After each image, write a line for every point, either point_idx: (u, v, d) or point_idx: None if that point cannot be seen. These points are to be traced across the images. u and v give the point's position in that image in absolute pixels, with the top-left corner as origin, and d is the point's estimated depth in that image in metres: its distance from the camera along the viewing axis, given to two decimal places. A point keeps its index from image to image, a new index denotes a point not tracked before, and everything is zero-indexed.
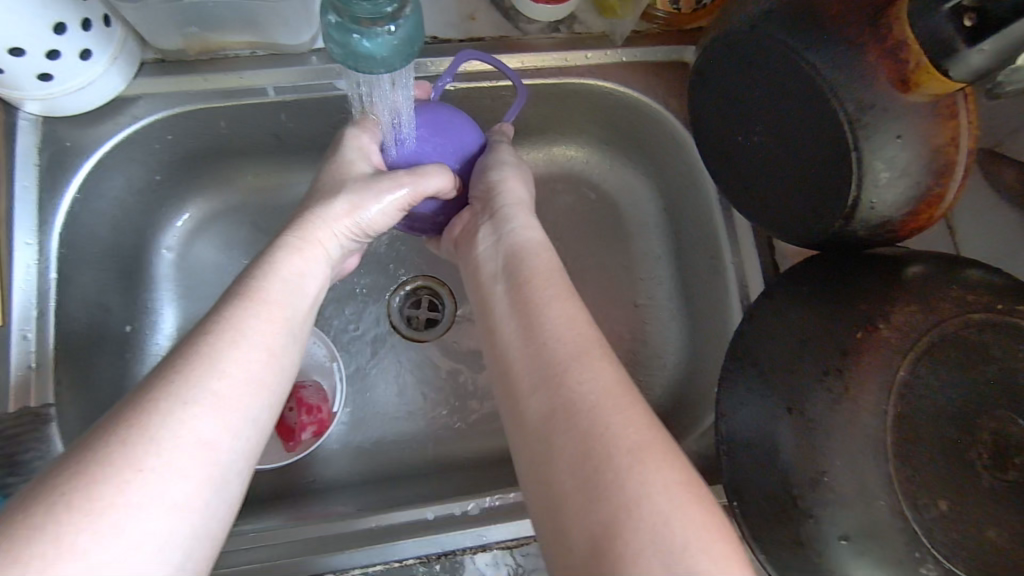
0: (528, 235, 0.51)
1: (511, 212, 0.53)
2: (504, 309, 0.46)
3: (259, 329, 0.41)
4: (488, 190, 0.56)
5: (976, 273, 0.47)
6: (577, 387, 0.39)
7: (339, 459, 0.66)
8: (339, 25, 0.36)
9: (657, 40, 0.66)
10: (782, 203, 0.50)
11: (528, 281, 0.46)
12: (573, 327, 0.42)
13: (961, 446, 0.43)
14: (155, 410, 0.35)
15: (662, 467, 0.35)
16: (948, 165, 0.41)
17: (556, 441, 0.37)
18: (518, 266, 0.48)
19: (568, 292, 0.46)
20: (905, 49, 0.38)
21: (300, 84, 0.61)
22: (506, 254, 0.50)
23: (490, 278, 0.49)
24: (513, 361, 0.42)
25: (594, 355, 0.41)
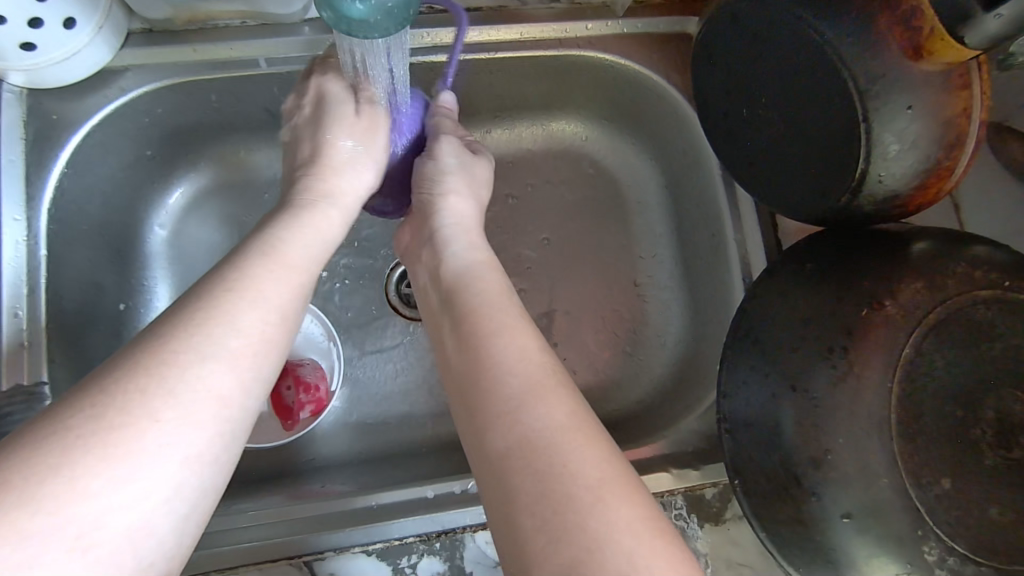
0: (473, 260, 0.49)
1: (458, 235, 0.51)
2: (453, 346, 0.43)
3: (275, 289, 0.40)
4: (428, 206, 0.53)
5: (982, 248, 0.46)
6: (529, 423, 0.36)
7: (337, 437, 0.66)
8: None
9: (658, 11, 0.64)
10: (788, 178, 0.48)
11: (477, 312, 0.43)
12: (528, 358, 0.40)
13: (966, 424, 0.43)
14: (175, 360, 0.34)
15: (626, 508, 0.33)
16: (959, 138, 0.40)
17: (511, 484, 0.35)
18: (464, 295, 0.45)
19: (515, 318, 0.43)
20: (919, 15, 0.37)
21: (293, 56, 0.59)
22: (452, 280, 0.48)
23: (443, 307, 0.47)
24: (463, 400, 0.40)
25: (551, 386, 0.38)
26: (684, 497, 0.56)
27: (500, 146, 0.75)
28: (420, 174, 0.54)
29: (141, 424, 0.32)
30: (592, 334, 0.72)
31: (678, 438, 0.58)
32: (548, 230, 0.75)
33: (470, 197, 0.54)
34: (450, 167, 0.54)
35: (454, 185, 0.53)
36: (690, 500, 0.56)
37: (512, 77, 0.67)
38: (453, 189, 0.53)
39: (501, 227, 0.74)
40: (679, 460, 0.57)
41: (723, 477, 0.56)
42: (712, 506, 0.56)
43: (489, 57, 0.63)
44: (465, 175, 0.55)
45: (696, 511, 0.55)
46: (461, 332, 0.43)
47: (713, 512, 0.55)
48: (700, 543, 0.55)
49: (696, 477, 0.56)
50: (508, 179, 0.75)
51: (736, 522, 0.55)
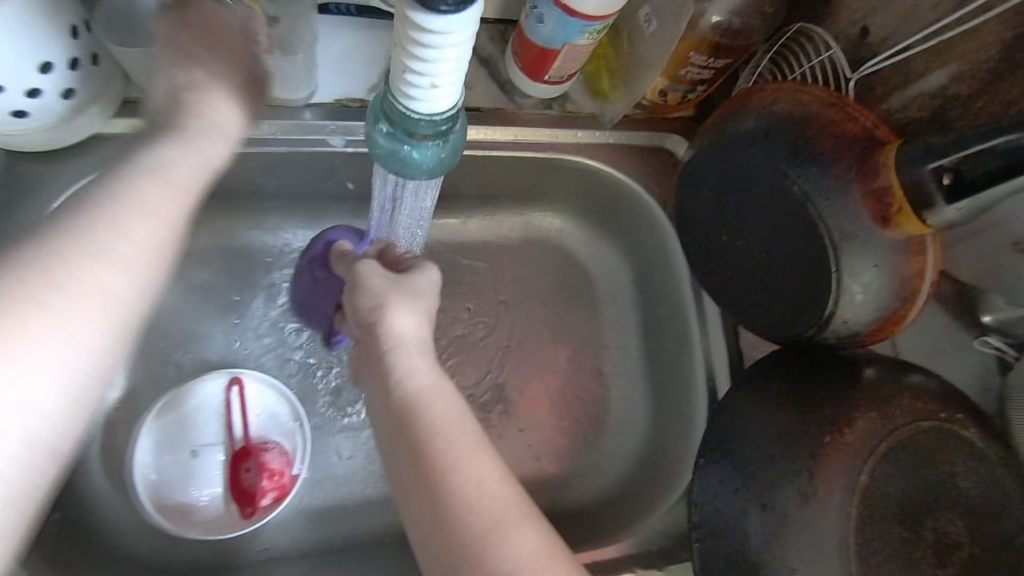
0: (418, 381, 0.47)
1: (400, 356, 0.48)
2: (408, 478, 0.42)
3: (160, 207, 0.38)
4: (372, 333, 0.50)
5: (923, 378, 0.52)
6: (502, 558, 0.38)
7: (294, 526, 0.63)
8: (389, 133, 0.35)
9: (641, 126, 0.69)
10: (762, 303, 0.53)
11: (429, 441, 0.43)
12: (489, 486, 0.41)
13: (913, 545, 0.47)
14: (39, 278, 0.34)
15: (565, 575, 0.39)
16: (914, 294, 0.45)
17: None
18: (413, 422, 0.44)
19: (466, 438, 0.43)
20: (888, 194, 0.42)
21: (292, 137, 0.61)
22: (396, 406, 0.46)
23: (388, 436, 0.45)
24: (424, 535, 0.40)
25: (513, 517, 0.40)
26: None
27: (480, 231, 0.77)
28: (353, 307, 0.53)
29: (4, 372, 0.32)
30: (558, 421, 0.73)
31: (643, 536, 0.61)
32: (521, 315, 0.77)
33: (414, 309, 0.51)
34: (379, 288, 0.52)
35: (390, 301, 0.51)
36: None
37: (500, 171, 0.70)
38: (392, 309, 0.51)
39: (475, 309, 0.76)
40: (643, 559, 0.59)
41: None
42: None
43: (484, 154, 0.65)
44: (400, 291, 0.52)
45: None
46: (414, 463, 0.42)
47: None
48: None
49: None
50: (484, 262, 0.77)
51: None
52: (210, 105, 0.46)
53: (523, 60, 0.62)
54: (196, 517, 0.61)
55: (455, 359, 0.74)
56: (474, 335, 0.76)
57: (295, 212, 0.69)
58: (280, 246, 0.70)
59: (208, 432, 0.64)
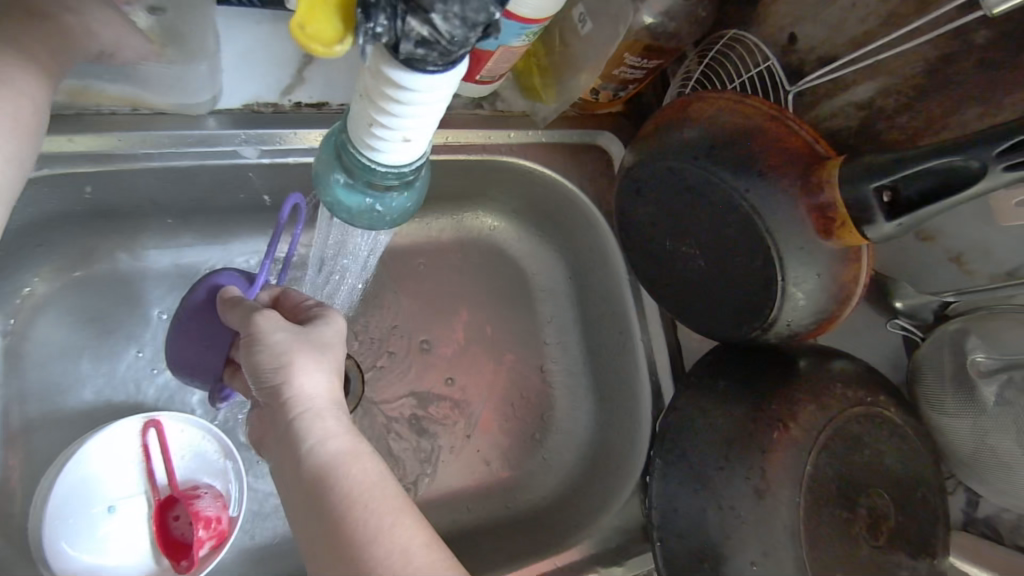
0: (332, 451, 0.42)
1: (308, 424, 0.43)
2: (326, 558, 0.39)
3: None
4: (275, 397, 0.45)
5: (852, 365, 0.56)
6: None
7: (236, 569, 0.59)
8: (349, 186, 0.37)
9: (573, 123, 0.68)
10: (707, 306, 0.55)
11: (347, 515, 0.39)
12: (418, 560, 0.38)
13: (850, 523, 0.52)
14: None
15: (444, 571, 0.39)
16: (850, 298, 0.48)
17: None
18: (328, 496, 0.40)
19: (388, 509, 0.40)
20: (830, 207, 0.44)
21: (192, 150, 0.53)
22: (307, 482, 0.41)
23: (301, 515, 0.41)
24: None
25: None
26: None
27: (409, 235, 0.73)
28: (249, 365, 0.45)
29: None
30: (504, 425, 0.73)
31: (601, 535, 0.62)
32: (459, 320, 0.75)
33: (321, 365, 0.46)
34: (281, 344, 0.45)
35: (293, 358, 0.45)
36: None
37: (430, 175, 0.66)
38: (297, 366, 0.45)
39: (412, 317, 0.73)
40: (603, 558, 0.61)
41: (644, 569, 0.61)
42: None
43: None
44: (303, 343, 0.46)
45: None
46: (331, 541, 0.39)
47: None
48: None
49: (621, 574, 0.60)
50: (417, 268, 0.74)
51: None
52: (3, 78, 0.42)
53: None
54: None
55: (394, 373, 0.71)
56: (411, 343, 0.73)
57: (205, 229, 0.62)
58: (189, 266, 0.63)
59: (128, 481, 0.57)
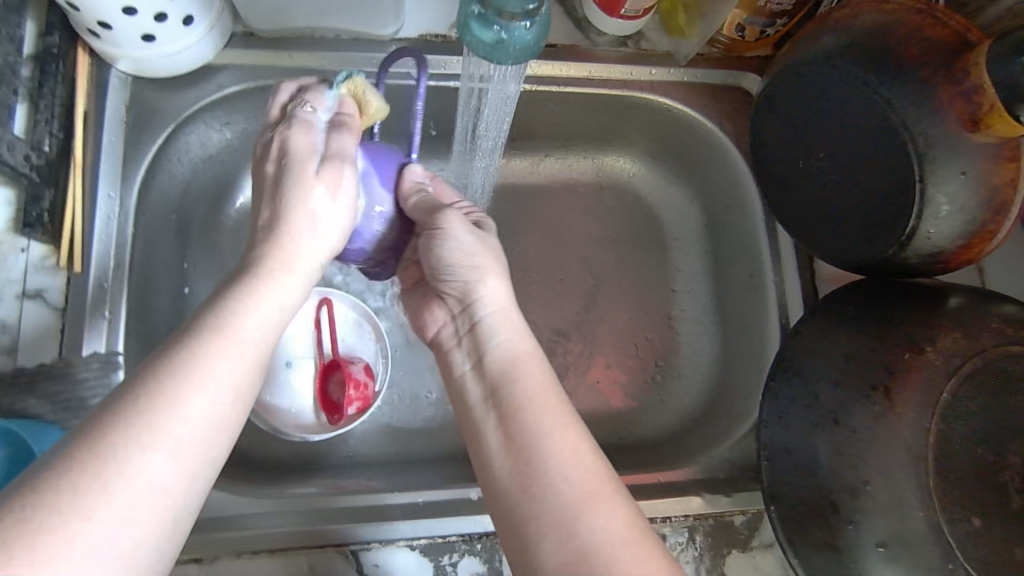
0: (514, 351, 0.47)
1: (490, 326, 0.49)
2: (498, 443, 0.43)
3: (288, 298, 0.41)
4: (461, 303, 0.51)
5: (1011, 307, 0.50)
6: (592, 539, 0.38)
7: (374, 435, 0.68)
8: (481, 16, 0.41)
9: (717, 64, 0.70)
10: (836, 228, 0.53)
11: (523, 410, 0.43)
12: (579, 465, 0.41)
13: (992, 469, 0.46)
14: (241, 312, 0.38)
15: (621, 502, 0.40)
16: (1004, 206, 0.44)
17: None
18: (509, 390, 0.45)
19: (563, 412, 0.44)
20: (978, 93, 0.42)
21: (375, 70, 0.64)
22: (491, 375, 0.46)
23: (479, 402, 0.46)
24: (506, 498, 0.41)
25: (601, 494, 0.40)
26: (713, 522, 0.58)
27: (550, 174, 0.79)
28: (439, 257, 0.50)
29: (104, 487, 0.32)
30: (625, 361, 0.74)
31: (709, 464, 0.62)
32: (592, 257, 0.78)
33: (500, 272, 0.51)
34: (472, 245, 0.51)
35: (483, 263, 0.50)
36: (719, 527, 0.58)
37: (571, 111, 0.71)
38: (484, 270, 0.50)
39: (548, 249, 0.78)
40: (709, 485, 0.60)
41: (752, 505, 0.59)
42: (740, 533, 0.58)
43: (560, 90, 0.67)
44: (487, 248, 0.51)
45: (723, 536, 0.58)
46: (507, 431, 0.43)
47: (741, 538, 0.58)
48: (727, 569, 0.57)
49: (726, 504, 0.59)
50: (556, 205, 0.79)
51: (762, 550, 0.58)
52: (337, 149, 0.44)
53: None
54: (289, 423, 0.65)
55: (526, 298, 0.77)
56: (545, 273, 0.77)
57: None
58: None
59: (301, 345, 0.68)
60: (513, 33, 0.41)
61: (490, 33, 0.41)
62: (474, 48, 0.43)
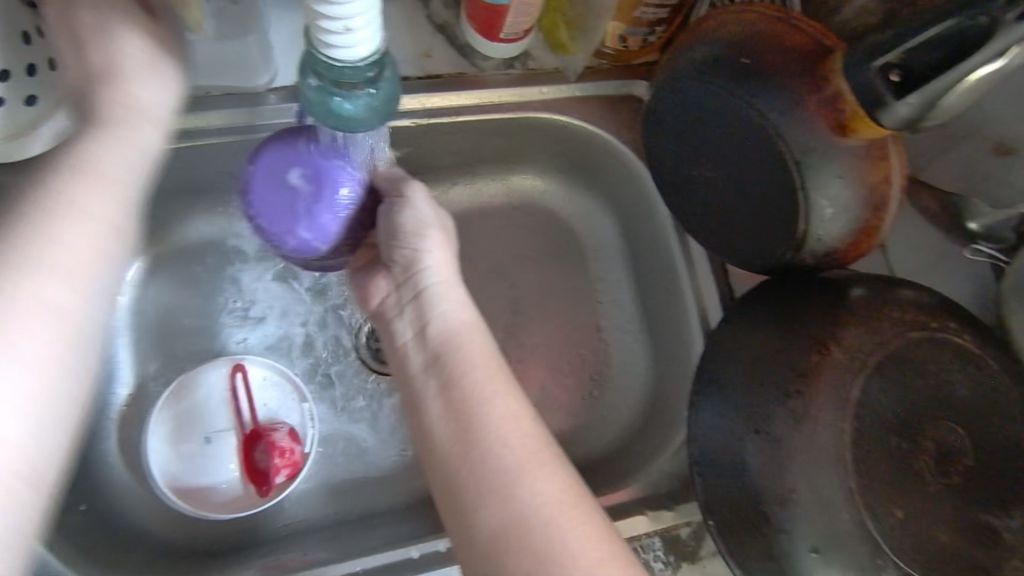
0: (455, 319, 0.49)
1: (434, 294, 0.51)
2: (440, 410, 0.44)
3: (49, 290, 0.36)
4: (405, 258, 0.53)
5: (910, 291, 0.51)
6: (526, 502, 0.39)
7: (311, 499, 0.65)
8: (318, 87, 0.39)
9: (607, 75, 0.69)
10: (736, 234, 0.53)
11: (466, 378, 0.45)
12: (521, 430, 0.42)
13: (910, 456, 0.47)
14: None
15: (558, 472, 0.41)
16: (884, 201, 0.45)
17: (508, 560, 0.37)
18: (451, 358, 0.46)
19: (504, 383, 0.45)
20: (839, 101, 0.42)
21: (254, 125, 0.61)
22: (432, 343, 0.48)
23: (420, 372, 0.47)
24: (452, 460, 0.42)
25: (540, 459, 0.41)
26: (661, 538, 0.59)
27: (461, 202, 0.76)
28: (393, 224, 0.53)
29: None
30: (561, 380, 0.73)
31: (651, 480, 0.62)
32: (515, 279, 0.77)
33: (447, 247, 0.54)
34: (426, 217, 0.53)
35: (431, 235, 0.53)
36: (667, 542, 0.58)
37: (470, 138, 0.70)
38: (433, 243, 0.53)
39: (469, 277, 0.76)
40: (653, 501, 0.60)
41: (696, 515, 0.59)
42: (688, 544, 0.58)
43: (453, 121, 0.65)
44: (441, 227, 0.54)
45: (671, 550, 0.58)
46: (451, 398, 0.44)
47: (689, 550, 0.58)
48: None
49: (671, 518, 0.59)
50: (472, 232, 0.77)
51: (712, 558, 0.58)
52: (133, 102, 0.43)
53: (478, 21, 0.61)
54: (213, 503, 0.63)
55: None
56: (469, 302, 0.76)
57: None
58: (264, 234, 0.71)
59: (219, 420, 0.66)
60: (358, 100, 0.39)
61: (332, 103, 0.39)
62: (321, 117, 0.41)
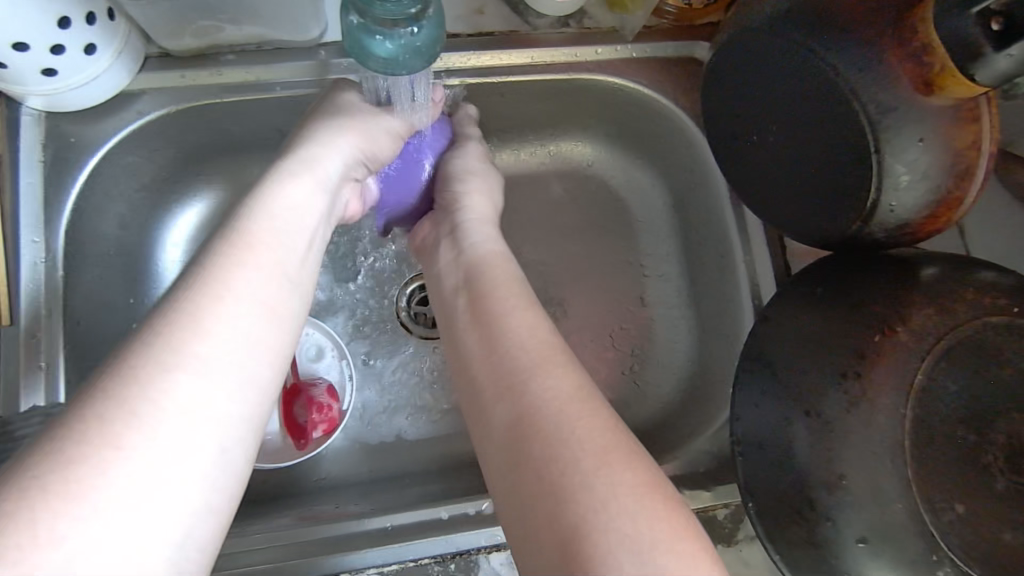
0: (487, 250, 0.52)
1: (471, 227, 0.54)
2: (467, 323, 0.46)
3: (258, 276, 0.40)
4: (449, 199, 0.58)
5: (989, 273, 0.47)
6: (539, 395, 0.39)
7: (347, 455, 0.66)
8: (362, 27, 0.38)
9: (668, 36, 0.65)
10: (797, 205, 0.50)
11: (490, 297, 0.46)
12: (540, 333, 0.43)
13: (976, 448, 0.44)
14: (216, 283, 0.38)
15: (568, 371, 0.40)
16: (970, 169, 0.41)
17: (523, 448, 0.37)
18: (478, 280, 0.49)
19: (526, 303, 0.46)
20: (927, 53, 0.38)
21: (305, 79, 0.60)
22: (464, 265, 0.51)
23: (450, 289, 0.50)
24: (473, 368, 0.43)
25: (556, 361, 0.41)
26: (696, 518, 0.56)
27: (507, 167, 0.75)
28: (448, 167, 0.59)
29: (148, 415, 0.32)
30: (601, 353, 0.71)
31: (689, 459, 0.60)
32: (559, 249, 0.75)
33: (487, 192, 0.59)
34: (474, 170, 0.59)
35: (474, 183, 0.58)
36: (702, 522, 0.56)
37: (520, 99, 0.67)
38: (474, 191, 0.58)
39: (511, 245, 0.74)
40: (690, 480, 0.58)
41: (735, 497, 0.57)
42: (724, 526, 0.56)
43: (502, 80, 0.63)
44: (486, 180, 0.60)
45: (707, 531, 0.56)
46: (476, 317, 0.46)
47: (725, 532, 0.56)
48: None
49: (708, 498, 0.57)
50: (517, 199, 0.75)
51: (748, 543, 0.56)
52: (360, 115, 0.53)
53: None
54: None
55: None
56: (512, 270, 0.74)
57: None
58: None
59: None
60: (400, 40, 0.38)
61: (374, 43, 0.38)
62: (363, 62, 0.40)
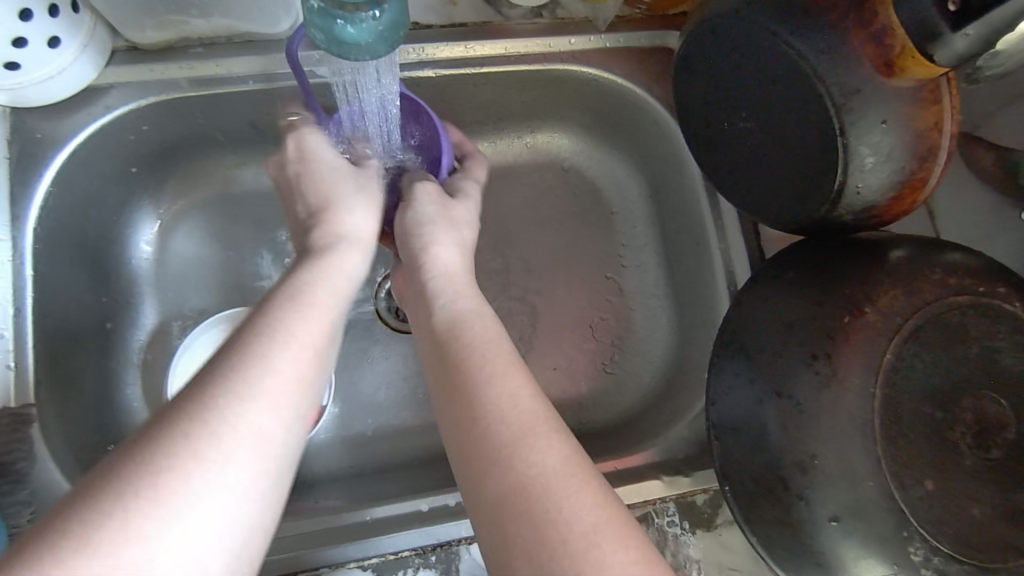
0: (458, 307, 0.47)
1: (436, 286, 0.49)
2: (446, 386, 0.42)
3: (307, 326, 0.39)
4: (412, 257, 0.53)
5: (957, 253, 0.47)
6: (524, 472, 0.35)
7: (327, 451, 0.66)
8: (322, 11, 0.38)
9: (640, 25, 0.66)
10: (767, 191, 0.50)
11: (469, 360, 0.42)
12: (527, 398, 0.39)
13: (946, 426, 0.44)
14: (266, 335, 0.37)
15: (558, 442, 0.37)
16: (932, 150, 0.42)
17: (511, 529, 0.34)
18: (457, 340, 0.44)
19: (512, 363, 0.41)
20: (887, 34, 0.39)
21: (276, 72, 0.60)
22: (437, 327, 0.46)
23: (427, 353, 0.46)
24: (458, 439, 0.39)
25: (543, 432, 0.37)
26: (676, 504, 0.57)
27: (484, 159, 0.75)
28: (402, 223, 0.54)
29: (199, 449, 0.31)
30: (581, 344, 0.72)
31: (668, 445, 0.60)
32: (538, 240, 0.75)
33: (452, 244, 0.53)
34: (429, 216, 0.54)
35: (430, 230, 0.53)
36: (681, 508, 0.57)
37: (493, 90, 0.67)
38: (436, 241, 0.53)
39: (489, 238, 0.74)
40: (669, 467, 0.59)
41: (713, 482, 0.57)
42: (703, 512, 0.57)
43: (475, 72, 0.63)
44: (445, 223, 0.54)
45: (688, 517, 0.56)
46: (452, 380, 0.41)
47: (704, 517, 0.56)
48: (692, 549, 0.56)
49: (687, 484, 0.57)
50: (494, 191, 0.75)
51: (727, 527, 0.56)
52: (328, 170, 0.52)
53: None
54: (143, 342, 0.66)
55: None
56: (491, 262, 0.74)
57: None
58: None
59: (210, 286, 0.68)
60: (361, 25, 0.38)
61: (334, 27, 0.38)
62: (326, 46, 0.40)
